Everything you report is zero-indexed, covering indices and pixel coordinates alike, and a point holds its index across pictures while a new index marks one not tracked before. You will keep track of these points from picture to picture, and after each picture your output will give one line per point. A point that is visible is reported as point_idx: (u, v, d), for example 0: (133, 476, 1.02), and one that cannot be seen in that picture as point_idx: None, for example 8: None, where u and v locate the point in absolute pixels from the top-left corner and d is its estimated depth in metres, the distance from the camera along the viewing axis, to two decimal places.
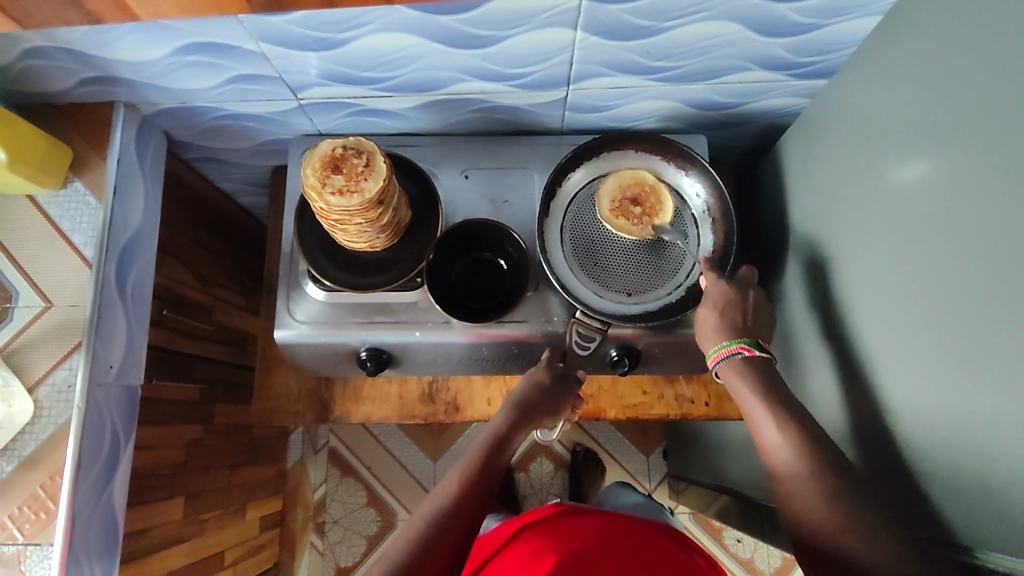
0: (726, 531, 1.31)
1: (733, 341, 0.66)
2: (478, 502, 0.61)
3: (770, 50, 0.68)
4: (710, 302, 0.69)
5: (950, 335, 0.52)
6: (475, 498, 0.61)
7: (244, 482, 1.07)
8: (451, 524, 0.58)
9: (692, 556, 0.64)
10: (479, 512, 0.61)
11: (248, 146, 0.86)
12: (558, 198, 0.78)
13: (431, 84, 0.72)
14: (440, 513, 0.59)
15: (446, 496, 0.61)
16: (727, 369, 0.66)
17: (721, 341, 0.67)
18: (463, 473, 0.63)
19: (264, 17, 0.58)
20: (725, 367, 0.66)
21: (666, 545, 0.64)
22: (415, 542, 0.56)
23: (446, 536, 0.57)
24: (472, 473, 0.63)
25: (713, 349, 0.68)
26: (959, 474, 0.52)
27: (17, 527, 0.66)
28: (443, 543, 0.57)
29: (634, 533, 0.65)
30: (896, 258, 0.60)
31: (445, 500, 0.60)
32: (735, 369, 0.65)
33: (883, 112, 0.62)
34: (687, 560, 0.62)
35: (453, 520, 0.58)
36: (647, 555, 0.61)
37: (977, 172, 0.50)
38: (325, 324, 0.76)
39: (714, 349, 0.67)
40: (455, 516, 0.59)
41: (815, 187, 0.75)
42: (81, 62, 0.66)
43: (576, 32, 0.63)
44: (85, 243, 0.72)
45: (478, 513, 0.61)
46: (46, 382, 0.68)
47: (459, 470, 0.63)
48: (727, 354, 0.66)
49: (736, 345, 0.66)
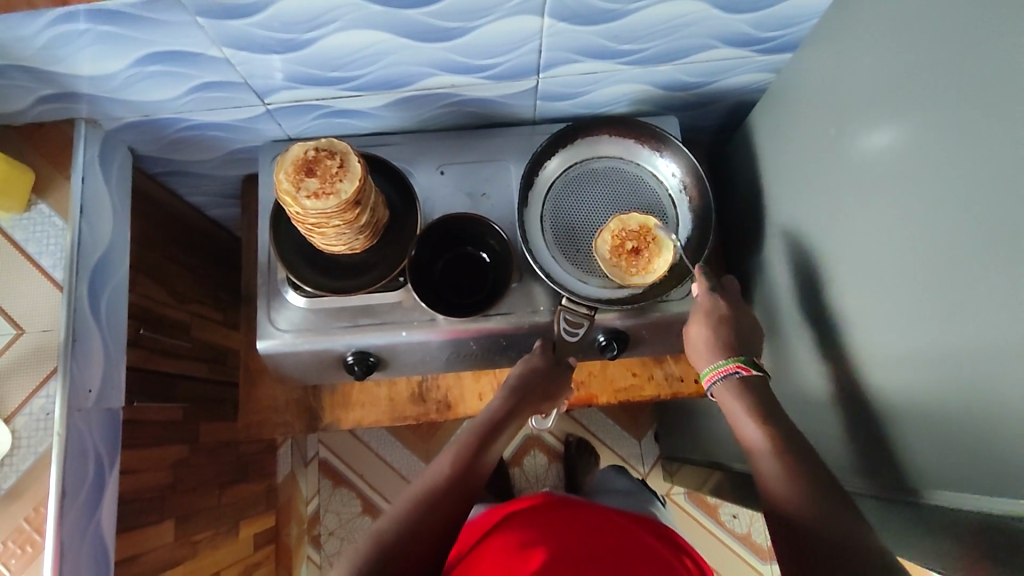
0: (722, 508, 1.32)
1: (728, 359, 0.66)
2: (469, 485, 0.60)
3: (734, 26, 0.69)
4: (701, 313, 0.70)
5: (928, 293, 0.53)
6: (467, 480, 0.60)
7: (234, 500, 1.05)
8: (439, 505, 0.58)
9: (678, 555, 0.64)
10: (468, 499, 0.60)
11: (216, 157, 0.84)
12: (536, 188, 0.78)
13: (400, 80, 0.71)
14: (429, 496, 0.58)
15: (438, 475, 0.60)
16: (721, 389, 0.65)
17: (716, 362, 0.67)
18: (455, 456, 0.62)
19: (225, 20, 0.57)
20: (719, 386, 0.65)
21: (656, 547, 0.64)
22: (401, 525, 0.55)
23: (434, 516, 0.57)
24: (464, 457, 0.62)
25: (708, 369, 0.67)
26: (944, 430, 0.53)
27: (3, 563, 0.63)
28: (428, 528, 0.56)
29: (626, 533, 0.64)
30: (870, 223, 0.61)
31: (436, 480, 0.59)
32: (730, 388, 0.64)
33: (849, 80, 0.63)
34: (673, 558, 0.63)
35: (441, 502, 0.58)
36: (638, 550, 0.61)
37: (945, 130, 0.51)
38: (308, 331, 0.75)
39: (708, 369, 0.67)
40: (444, 497, 0.58)
41: (787, 159, 0.76)
42: (37, 80, 0.64)
43: (543, 19, 0.63)
44: (54, 265, 0.70)
45: (467, 500, 0.60)
46: (23, 411, 0.66)
47: (451, 453, 0.62)
48: (725, 373, 0.65)
49: (732, 364, 0.65)
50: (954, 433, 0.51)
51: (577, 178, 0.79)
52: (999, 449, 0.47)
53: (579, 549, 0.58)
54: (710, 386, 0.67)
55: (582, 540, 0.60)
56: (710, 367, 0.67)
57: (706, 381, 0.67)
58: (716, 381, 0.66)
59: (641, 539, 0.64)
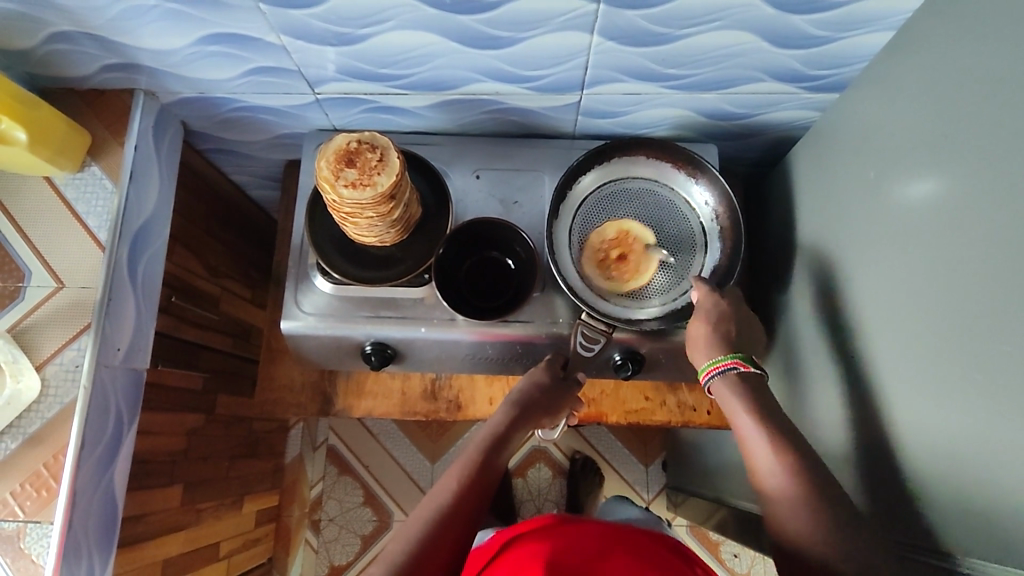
0: (723, 546, 1.30)
1: (729, 354, 0.68)
2: (477, 502, 0.61)
3: (783, 61, 0.69)
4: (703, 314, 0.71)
5: (952, 347, 0.52)
6: (474, 498, 0.61)
7: (241, 475, 1.08)
8: (449, 524, 0.58)
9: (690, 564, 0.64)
10: (474, 517, 0.60)
11: (263, 139, 0.87)
12: (569, 200, 0.79)
13: (447, 83, 0.73)
14: (439, 518, 0.58)
15: (445, 495, 0.60)
16: (718, 385, 0.67)
17: (714, 357, 0.68)
18: (460, 474, 0.62)
19: (287, 9, 0.59)
20: (717, 382, 0.67)
21: (667, 556, 0.63)
22: (412, 544, 0.55)
23: (445, 537, 0.57)
24: (471, 475, 0.62)
25: (705, 365, 0.69)
26: (953, 490, 0.52)
27: (18, 504, 0.66)
28: (436, 551, 0.56)
29: (633, 544, 0.63)
30: (900, 271, 0.60)
31: (444, 499, 0.60)
32: (727, 380, 0.66)
33: (891, 126, 0.63)
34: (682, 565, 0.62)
35: (451, 522, 0.58)
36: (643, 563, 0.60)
37: (984, 187, 0.50)
38: (332, 317, 0.77)
39: (708, 363, 0.68)
40: (452, 516, 0.58)
41: (821, 198, 0.75)
42: (103, 48, 0.67)
43: (592, 36, 0.64)
44: (99, 226, 0.73)
45: (473, 518, 0.60)
46: (54, 361, 0.69)
47: (458, 470, 0.63)
48: (722, 368, 0.67)
49: (732, 359, 0.67)
50: (969, 493, 0.50)
51: (611, 195, 0.80)
52: (1010, 514, 0.46)
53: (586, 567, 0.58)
54: (705, 381, 0.69)
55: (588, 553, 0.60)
56: (708, 361, 0.68)
57: (703, 377, 0.69)
58: (713, 377, 0.67)
59: (648, 549, 0.63)
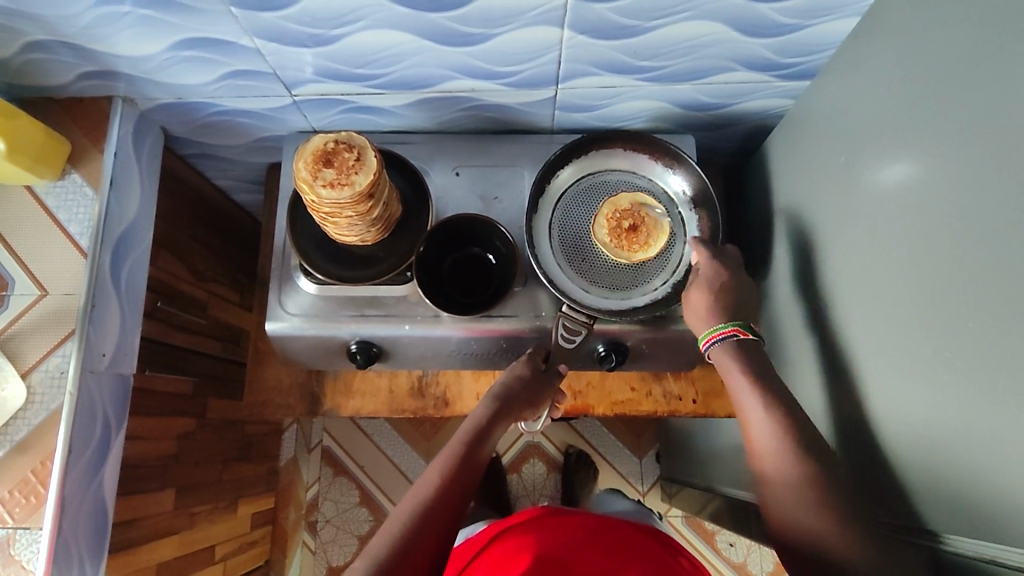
0: (718, 535, 1.31)
1: (728, 323, 0.68)
2: (459, 496, 0.61)
3: (755, 50, 0.69)
4: (703, 288, 0.71)
5: (924, 325, 0.53)
6: (456, 491, 0.61)
7: (235, 478, 1.08)
8: (433, 518, 0.58)
9: (677, 557, 0.65)
10: (457, 511, 0.60)
11: (244, 143, 0.88)
12: (548, 194, 0.80)
13: (423, 81, 0.73)
14: (422, 512, 0.58)
15: (428, 489, 0.60)
16: (718, 352, 0.68)
17: (715, 324, 0.69)
18: (442, 469, 0.63)
19: (259, 12, 0.60)
20: (718, 349, 0.68)
21: (653, 552, 0.64)
22: (397, 539, 0.55)
23: (429, 530, 0.57)
24: (453, 470, 0.63)
25: (705, 332, 0.69)
26: (933, 466, 0.53)
27: (7, 511, 0.66)
28: (420, 546, 0.55)
29: (619, 540, 0.64)
30: (873, 252, 0.61)
31: (427, 494, 0.60)
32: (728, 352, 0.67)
33: (861, 110, 0.63)
34: (671, 561, 0.63)
35: (433, 516, 0.58)
36: (629, 557, 0.61)
37: (947, 167, 0.51)
38: (316, 317, 0.77)
39: (709, 331, 0.69)
40: (435, 509, 0.58)
41: (797, 185, 0.76)
42: (79, 56, 0.67)
43: (564, 31, 0.64)
44: (81, 233, 0.73)
45: (457, 513, 0.60)
46: (39, 368, 0.69)
47: (440, 465, 0.63)
48: (722, 336, 0.68)
49: (731, 327, 0.68)
50: (945, 469, 0.51)
51: (589, 188, 0.80)
52: (985, 487, 0.47)
53: (568, 557, 0.59)
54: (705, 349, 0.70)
55: (574, 549, 0.61)
56: (709, 329, 0.69)
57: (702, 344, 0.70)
58: (713, 345, 0.68)
59: (637, 546, 0.64)
